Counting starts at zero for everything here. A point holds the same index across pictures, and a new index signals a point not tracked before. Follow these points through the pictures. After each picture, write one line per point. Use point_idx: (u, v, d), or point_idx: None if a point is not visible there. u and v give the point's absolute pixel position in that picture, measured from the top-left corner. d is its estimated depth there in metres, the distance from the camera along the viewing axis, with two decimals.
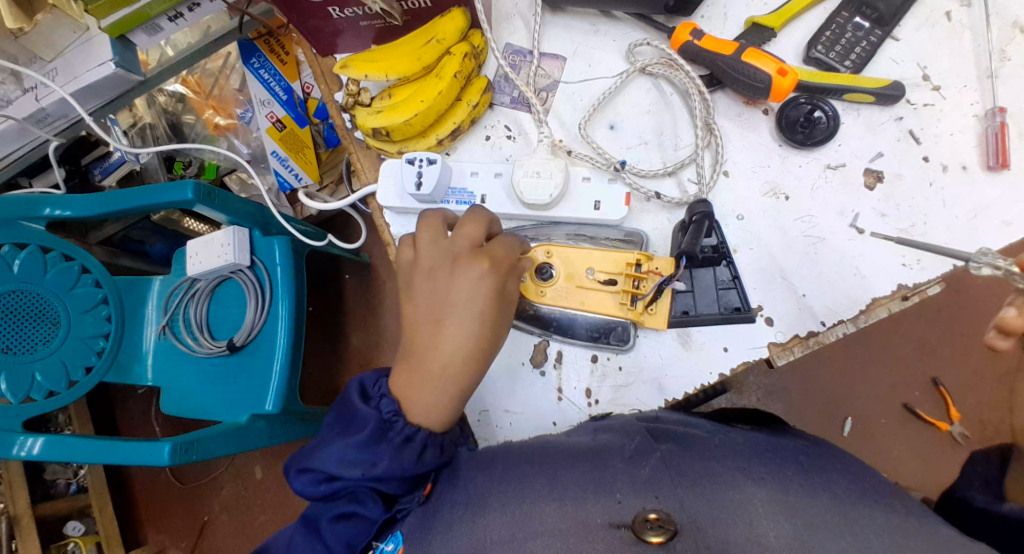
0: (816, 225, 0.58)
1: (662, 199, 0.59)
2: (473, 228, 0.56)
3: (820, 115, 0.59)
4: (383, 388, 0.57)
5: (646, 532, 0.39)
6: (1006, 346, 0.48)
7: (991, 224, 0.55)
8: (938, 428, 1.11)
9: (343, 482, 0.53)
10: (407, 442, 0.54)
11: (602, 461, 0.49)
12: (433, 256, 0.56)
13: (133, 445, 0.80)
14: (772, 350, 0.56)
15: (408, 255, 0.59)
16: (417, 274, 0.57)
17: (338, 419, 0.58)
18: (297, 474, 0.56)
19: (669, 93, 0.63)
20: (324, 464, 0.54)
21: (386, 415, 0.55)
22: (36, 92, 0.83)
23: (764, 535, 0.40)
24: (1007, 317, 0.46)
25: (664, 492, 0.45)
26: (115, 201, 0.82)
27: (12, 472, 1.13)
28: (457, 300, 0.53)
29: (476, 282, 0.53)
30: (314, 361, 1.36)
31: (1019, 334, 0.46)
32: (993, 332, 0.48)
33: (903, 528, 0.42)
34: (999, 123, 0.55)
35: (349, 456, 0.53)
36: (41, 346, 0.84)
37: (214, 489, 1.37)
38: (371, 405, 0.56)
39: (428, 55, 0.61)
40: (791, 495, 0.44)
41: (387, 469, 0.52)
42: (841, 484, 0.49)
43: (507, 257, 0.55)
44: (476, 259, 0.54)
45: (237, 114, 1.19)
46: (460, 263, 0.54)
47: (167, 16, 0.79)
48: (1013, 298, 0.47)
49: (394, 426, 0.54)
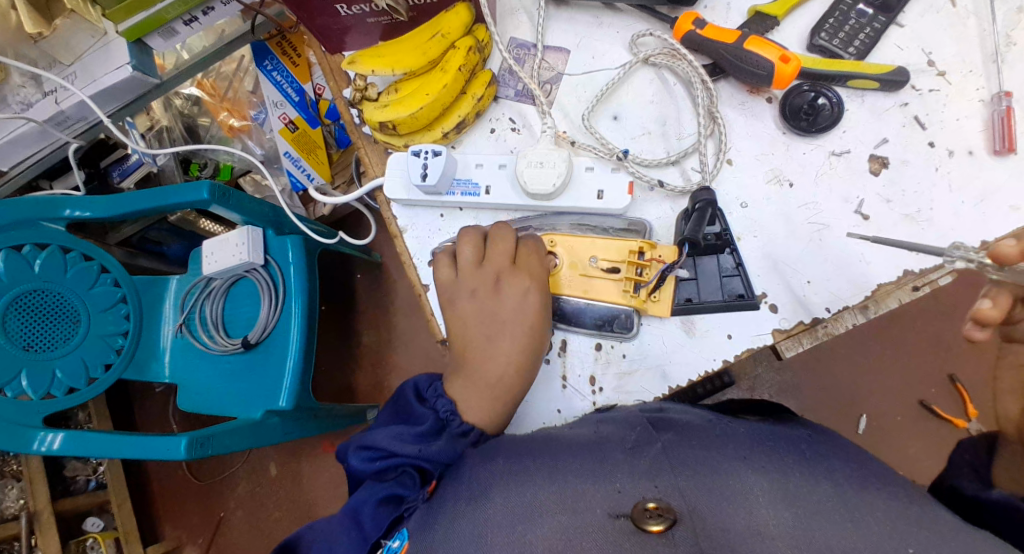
0: (820, 212, 0.58)
1: (665, 188, 0.60)
2: (506, 243, 0.59)
3: (824, 102, 0.58)
4: (438, 389, 0.60)
5: (646, 521, 0.40)
6: (981, 336, 0.52)
7: (998, 210, 0.55)
8: (955, 425, 1.09)
9: (397, 461, 0.54)
10: (462, 437, 0.56)
11: (602, 452, 0.49)
12: (472, 276, 0.60)
13: (150, 439, 0.83)
14: (776, 337, 0.56)
15: (444, 271, 0.61)
16: (461, 294, 0.60)
17: (393, 414, 0.60)
18: (353, 450, 0.57)
19: (672, 84, 0.63)
20: (382, 443, 0.55)
21: (443, 413, 0.57)
22: (55, 96, 0.85)
23: (767, 526, 0.40)
24: (982, 309, 0.50)
25: (663, 481, 0.45)
26: (137, 202, 0.85)
27: (33, 468, 1.16)
28: (507, 317, 0.58)
29: (524, 299, 0.58)
30: (328, 358, 1.37)
31: (994, 324, 0.50)
32: (970, 323, 0.52)
33: (905, 518, 0.42)
34: (1005, 108, 0.55)
35: (406, 437, 0.55)
36: (61, 344, 0.86)
37: (230, 486, 1.39)
38: (427, 405, 0.59)
39: (432, 49, 0.62)
40: (791, 483, 0.45)
41: (438, 452, 0.53)
42: (842, 473, 0.49)
43: (542, 268, 0.59)
44: (517, 276, 0.58)
45: (251, 116, 1.21)
46: (505, 279, 0.58)
47: (183, 20, 0.81)
48: (989, 290, 0.51)
49: (450, 424, 0.57)
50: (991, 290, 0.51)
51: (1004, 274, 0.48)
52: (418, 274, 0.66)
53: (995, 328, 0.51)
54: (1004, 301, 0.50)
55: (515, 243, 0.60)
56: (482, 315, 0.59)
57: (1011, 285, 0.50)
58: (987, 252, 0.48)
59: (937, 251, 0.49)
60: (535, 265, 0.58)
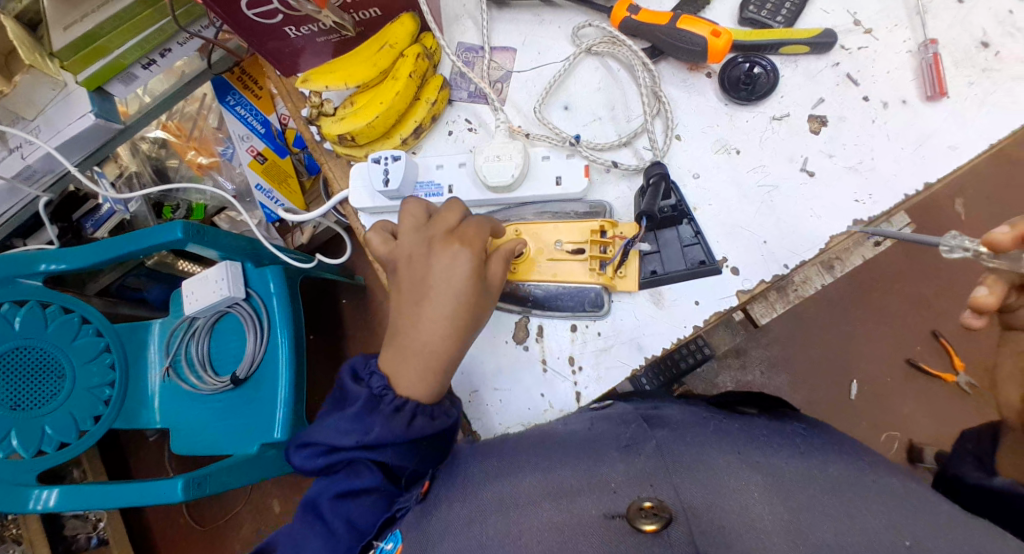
0: (769, 174, 0.60)
1: (619, 168, 0.62)
2: (454, 214, 0.59)
3: (759, 70, 0.61)
4: (371, 366, 0.59)
5: (640, 520, 0.40)
6: (980, 324, 0.49)
7: (937, 150, 0.58)
8: (944, 380, 1.11)
9: (343, 454, 0.55)
10: (398, 412, 0.56)
11: (597, 453, 0.50)
12: (411, 241, 0.59)
13: (144, 485, 0.82)
14: (742, 298, 0.58)
15: (378, 249, 0.61)
16: (399, 260, 0.59)
17: (334, 401, 0.61)
18: (298, 449, 0.59)
19: (616, 70, 0.66)
20: (325, 438, 0.56)
21: (375, 390, 0.57)
22: (21, 151, 0.86)
23: (759, 518, 0.40)
24: (978, 296, 0.47)
25: (659, 478, 0.46)
26: (109, 250, 0.84)
27: (31, 529, 1.15)
28: (438, 281, 0.56)
29: (453, 263, 0.55)
30: (319, 385, 1.36)
31: (992, 311, 0.47)
32: (967, 311, 0.49)
33: (901, 505, 0.42)
34: (931, 56, 0.58)
35: (344, 427, 0.56)
36: (48, 400, 0.86)
37: (234, 527, 1.37)
38: (363, 384, 0.58)
39: (382, 60, 0.64)
40: (784, 478, 0.44)
41: (379, 436, 0.54)
42: (835, 465, 0.47)
43: (480, 238, 0.57)
44: (448, 243, 0.56)
45: (218, 152, 1.21)
46: (436, 247, 0.57)
47: (141, 64, 0.83)
48: (984, 278, 0.48)
49: (384, 399, 0.56)
50: (986, 277, 0.48)
51: (1000, 261, 0.47)
52: (392, 279, 0.67)
53: (993, 315, 0.48)
54: (1001, 289, 0.47)
55: (460, 219, 0.59)
56: (416, 280, 0.57)
57: (1008, 273, 0.47)
58: (983, 239, 0.47)
59: (932, 242, 0.49)
60: (471, 233, 0.57)
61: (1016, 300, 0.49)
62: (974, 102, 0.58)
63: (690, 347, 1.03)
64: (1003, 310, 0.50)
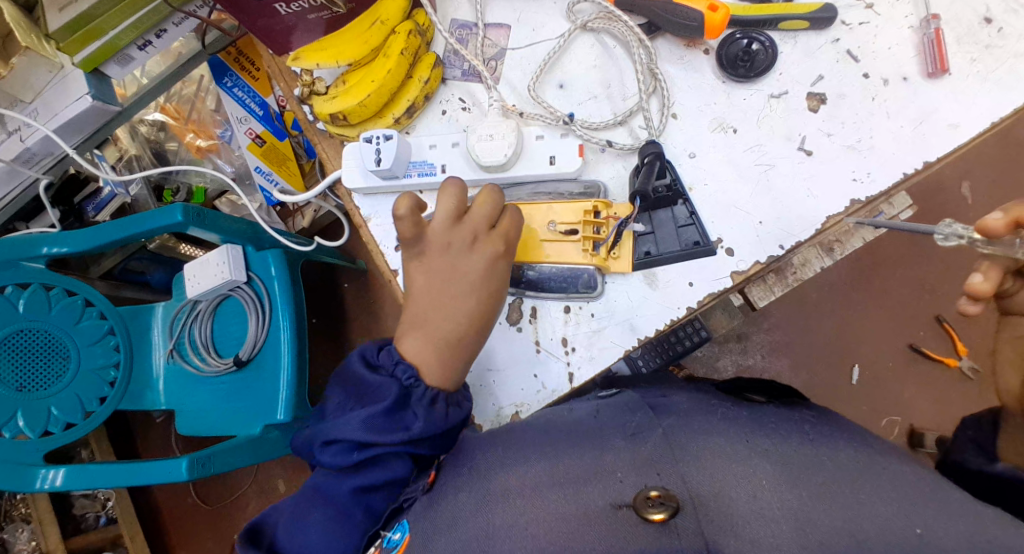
0: (766, 153, 0.59)
1: (614, 147, 0.61)
2: (489, 208, 0.58)
3: (757, 47, 0.60)
4: (394, 356, 0.58)
5: (647, 509, 0.40)
6: (976, 312, 0.48)
7: (937, 129, 0.57)
8: (946, 364, 1.10)
9: (378, 449, 0.53)
10: (434, 403, 0.55)
11: (602, 440, 0.51)
12: (446, 235, 0.58)
13: (150, 466, 0.83)
14: (735, 280, 0.58)
15: (406, 232, 0.57)
16: (430, 248, 0.58)
17: (350, 394, 0.58)
18: (321, 448, 0.56)
19: (612, 47, 0.64)
20: (353, 434, 0.53)
21: (406, 381, 0.55)
22: (20, 134, 0.84)
23: (766, 509, 0.40)
24: (975, 283, 0.47)
25: (664, 466, 0.46)
26: (112, 232, 0.83)
27: (42, 508, 1.17)
28: None
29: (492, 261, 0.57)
30: (321, 368, 1.37)
31: (987, 298, 0.47)
32: (963, 298, 0.49)
33: (906, 487, 0.41)
34: (933, 31, 0.57)
35: (377, 421, 0.53)
36: (53, 382, 0.87)
37: (240, 507, 1.39)
38: (386, 374, 0.57)
39: (373, 37, 0.63)
40: (794, 466, 0.43)
41: (425, 428, 0.53)
42: (846, 452, 0.46)
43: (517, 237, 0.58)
44: (492, 242, 0.57)
45: (218, 134, 1.20)
46: (479, 244, 0.57)
47: (136, 45, 0.81)
48: (979, 264, 0.48)
49: (415, 391, 0.55)
50: (981, 264, 0.48)
51: (994, 248, 0.46)
52: (385, 261, 0.67)
53: (989, 302, 0.48)
54: (997, 275, 0.46)
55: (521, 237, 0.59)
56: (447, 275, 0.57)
57: (1002, 258, 0.47)
58: (974, 226, 0.46)
59: (924, 229, 0.49)
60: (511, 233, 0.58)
61: (1014, 285, 0.48)
62: (978, 78, 0.57)
63: (686, 328, 1.01)
64: (1001, 296, 0.49)
